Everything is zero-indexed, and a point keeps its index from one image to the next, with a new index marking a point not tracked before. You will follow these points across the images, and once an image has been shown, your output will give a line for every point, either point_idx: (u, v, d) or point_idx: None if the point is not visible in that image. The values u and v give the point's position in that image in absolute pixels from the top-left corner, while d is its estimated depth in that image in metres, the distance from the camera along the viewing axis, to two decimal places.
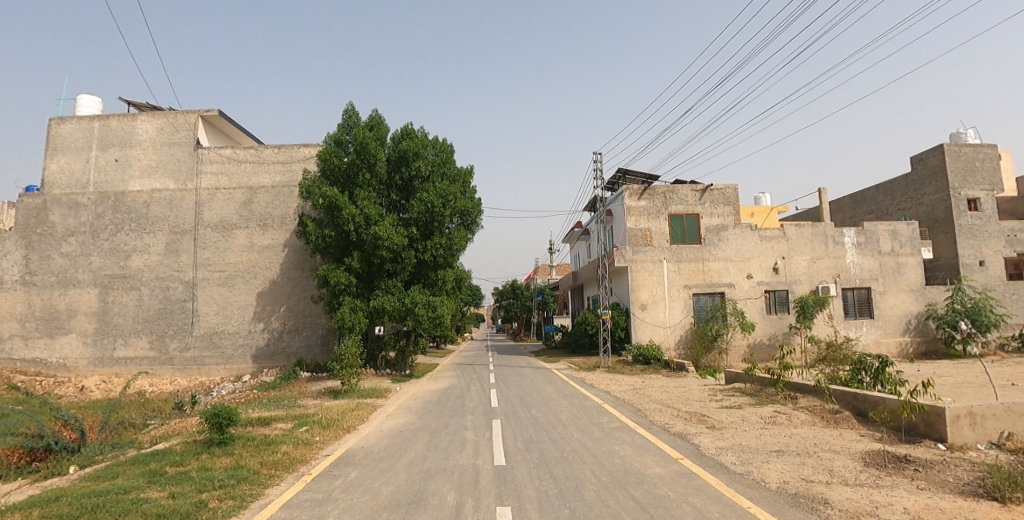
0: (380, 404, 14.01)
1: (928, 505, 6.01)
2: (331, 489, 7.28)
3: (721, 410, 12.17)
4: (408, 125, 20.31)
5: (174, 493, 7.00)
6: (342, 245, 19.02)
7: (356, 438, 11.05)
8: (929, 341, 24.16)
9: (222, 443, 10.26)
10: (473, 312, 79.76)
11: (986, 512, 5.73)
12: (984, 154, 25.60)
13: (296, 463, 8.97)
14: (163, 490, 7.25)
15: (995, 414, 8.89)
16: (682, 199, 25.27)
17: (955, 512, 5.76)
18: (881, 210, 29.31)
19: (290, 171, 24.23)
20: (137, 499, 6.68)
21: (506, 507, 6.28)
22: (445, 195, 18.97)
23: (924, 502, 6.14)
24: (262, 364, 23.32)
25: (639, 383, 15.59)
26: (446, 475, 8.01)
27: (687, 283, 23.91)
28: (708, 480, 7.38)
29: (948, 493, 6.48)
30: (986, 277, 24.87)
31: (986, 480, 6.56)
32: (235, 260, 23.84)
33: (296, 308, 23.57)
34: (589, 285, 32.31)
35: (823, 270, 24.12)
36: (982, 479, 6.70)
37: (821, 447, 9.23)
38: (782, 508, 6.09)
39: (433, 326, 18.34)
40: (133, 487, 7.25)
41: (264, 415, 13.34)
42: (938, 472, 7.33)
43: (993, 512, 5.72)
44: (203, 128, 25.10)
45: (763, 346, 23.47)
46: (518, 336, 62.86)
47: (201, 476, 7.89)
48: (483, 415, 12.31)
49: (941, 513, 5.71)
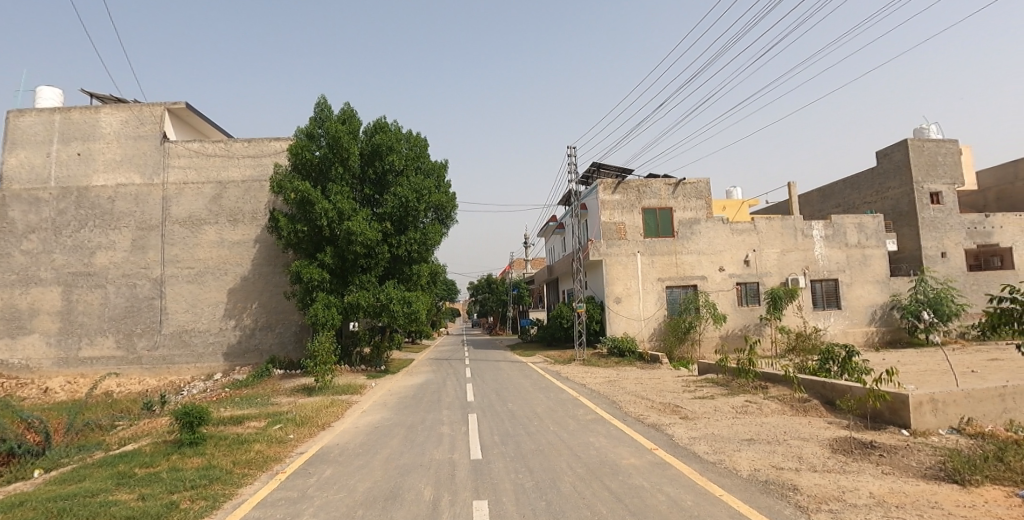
0: (355, 400, 13.88)
1: (893, 489, 6.19)
2: (305, 487, 7.20)
3: (694, 401, 12.34)
4: (381, 118, 20.00)
5: (143, 495, 6.85)
6: (314, 240, 18.70)
7: (332, 435, 10.95)
8: (895, 331, 24.82)
9: (193, 443, 10.06)
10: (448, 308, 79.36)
11: (948, 495, 5.92)
12: (946, 149, 26.46)
13: (269, 461, 8.86)
14: (132, 492, 7.08)
15: (956, 401, 9.24)
16: (655, 193, 25.00)
17: (918, 495, 5.94)
18: (848, 203, 30.02)
19: (261, 166, 23.71)
20: (105, 502, 6.51)
21: (482, 501, 6.30)
22: (419, 190, 18.80)
23: (889, 486, 6.33)
24: (233, 362, 22.89)
25: (613, 375, 15.69)
26: (422, 470, 7.98)
27: (660, 276, 24.19)
28: (681, 469, 7.50)
29: (911, 477, 6.69)
30: (948, 268, 25.66)
31: (947, 464, 6.81)
32: (205, 256, 23.32)
33: (268, 305, 23.17)
34: (564, 279, 32.60)
35: (792, 263, 24.65)
36: (944, 463, 6.93)
37: (790, 434, 9.47)
38: (753, 495, 6.21)
39: (409, 322, 18.24)
40: (101, 490, 7.08)
41: (236, 414, 13.10)
42: (902, 457, 7.57)
43: (954, 495, 5.92)
44: (169, 121, 24.49)
45: (733, 338, 23.91)
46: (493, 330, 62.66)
47: (172, 477, 7.74)
48: (459, 410, 12.30)
49: (904, 496, 5.89)
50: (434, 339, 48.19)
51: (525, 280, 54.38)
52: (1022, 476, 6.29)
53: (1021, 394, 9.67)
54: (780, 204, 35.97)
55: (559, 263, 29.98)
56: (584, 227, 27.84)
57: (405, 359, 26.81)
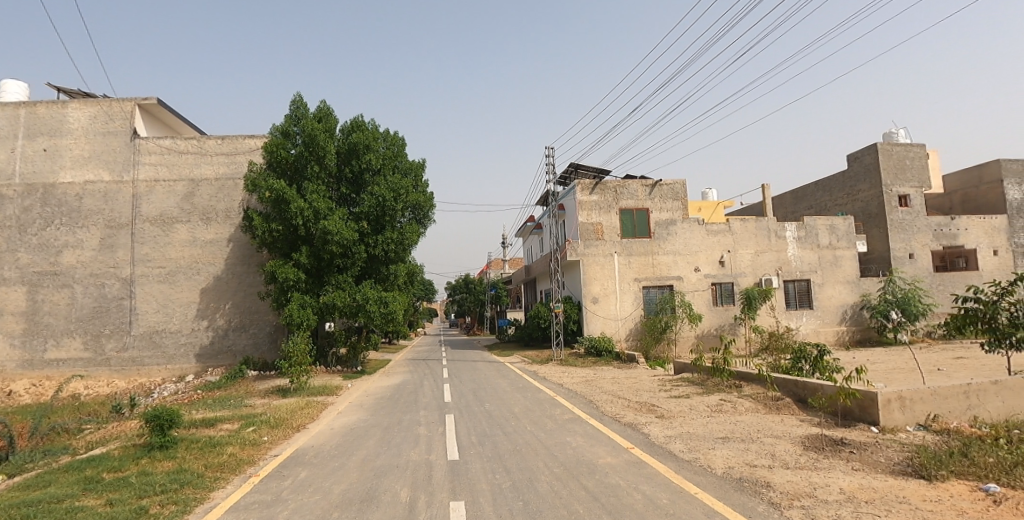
0: (331, 401, 13.73)
1: (862, 485, 6.33)
2: (279, 490, 7.09)
3: (669, 399, 12.48)
4: (358, 117, 19.80)
5: (111, 500, 6.67)
6: (290, 239, 18.45)
7: (307, 437, 10.80)
8: (864, 330, 25.42)
9: (164, 446, 9.83)
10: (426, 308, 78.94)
11: (915, 490, 6.08)
12: (914, 153, 27.20)
13: (242, 464, 8.72)
14: (100, 497, 6.89)
15: (922, 398, 9.51)
16: (632, 194, 25.10)
17: (887, 490, 6.09)
18: (820, 205, 30.66)
19: (234, 163, 23.29)
20: (70, 508, 6.33)
21: (460, 502, 6.27)
22: (396, 189, 18.66)
23: (859, 482, 6.47)
24: (205, 363, 22.47)
25: (590, 375, 15.76)
26: (399, 471, 7.92)
27: (637, 276, 24.36)
28: (657, 467, 7.57)
29: (880, 473, 6.85)
30: (915, 269, 26.37)
31: (914, 460, 6.99)
32: (177, 255, 22.83)
33: (242, 305, 22.79)
34: (541, 280, 32.75)
35: (766, 263, 25.08)
36: (911, 459, 7.12)
37: (763, 432, 9.63)
38: (727, 492, 6.29)
39: (386, 323, 18.12)
40: (67, 496, 6.88)
41: (209, 416, 12.85)
42: (871, 453, 7.75)
43: (920, 490, 6.08)
44: (140, 117, 23.93)
45: (708, 337, 24.25)
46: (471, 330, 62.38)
47: (142, 481, 7.55)
48: (437, 410, 12.24)
49: (874, 491, 6.03)
50: (412, 339, 47.89)
51: (503, 280, 54.40)
52: (984, 470, 6.50)
53: (984, 391, 9.98)
54: (755, 206, 36.57)
55: (537, 263, 30.03)
56: (562, 228, 27.96)
57: (381, 359, 26.61)
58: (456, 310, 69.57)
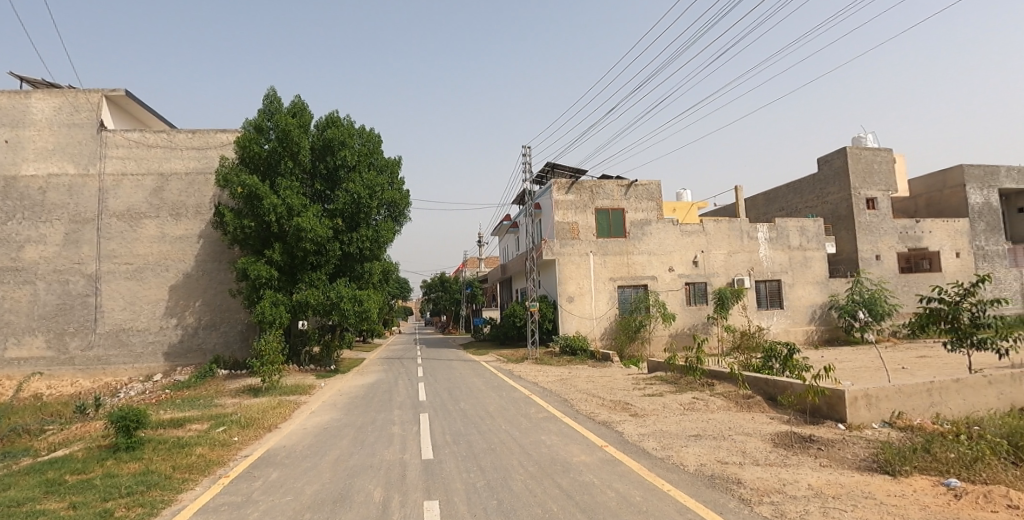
0: (304, 401, 13.54)
1: (830, 481, 6.47)
2: (250, 491, 6.96)
3: (643, 398, 12.61)
4: (333, 113, 19.57)
5: (74, 503, 6.47)
6: (262, 236, 18.14)
7: (278, 437, 10.63)
8: (832, 330, 26.02)
9: (130, 447, 9.56)
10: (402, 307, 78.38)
11: (880, 485, 6.24)
12: (881, 157, 27.98)
13: (212, 465, 8.53)
14: (62, 500, 6.68)
15: (887, 396, 9.76)
16: (608, 194, 25.57)
17: (854, 486, 6.24)
18: (791, 207, 31.31)
19: (205, 158, 22.83)
20: (31, 512, 6.12)
21: (434, 502, 6.24)
22: (371, 186, 18.48)
23: (827, 478, 6.62)
24: (174, 362, 21.99)
25: (565, 373, 15.83)
26: (372, 471, 7.85)
27: (612, 276, 24.52)
28: (631, 465, 7.63)
29: (847, 469, 7.02)
30: (882, 270, 27.08)
31: (879, 456, 7.19)
32: (145, 251, 22.27)
33: (212, 303, 22.34)
34: (517, 279, 32.75)
35: (738, 264, 25.51)
36: (876, 455, 7.32)
37: (735, 430, 9.78)
38: (700, 489, 6.37)
39: (360, 321, 17.97)
40: (26, 499, 6.64)
41: (177, 416, 12.56)
42: (838, 449, 7.94)
43: (885, 485, 6.24)
44: (107, 109, 23.30)
45: (682, 336, 24.55)
46: (446, 329, 62.14)
47: (106, 484, 7.34)
48: (411, 410, 12.17)
49: (841, 487, 6.17)
50: (387, 338, 47.48)
51: (479, 278, 54.29)
52: (945, 466, 6.72)
53: (946, 388, 10.32)
54: (728, 207, 37.14)
55: (513, 262, 30.06)
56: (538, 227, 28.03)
57: (355, 358, 26.35)
58: (433, 309, 69.16)
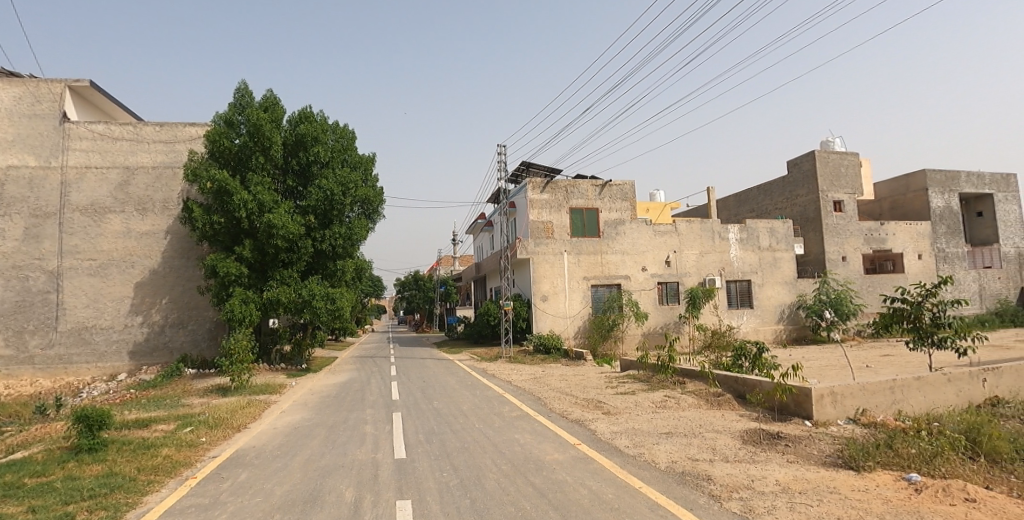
0: (274, 400, 13.32)
1: (796, 477, 6.62)
2: (218, 493, 6.83)
3: (616, 396, 12.74)
4: (306, 107, 19.30)
5: (33, 507, 6.25)
6: (232, 232, 17.80)
7: (247, 437, 10.44)
8: (800, 329, 26.65)
9: (92, 449, 9.28)
10: (375, 305, 77.72)
11: (844, 480, 6.41)
12: (848, 161, 28.75)
13: (178, 466, 8.34)
14: (20, 504, 6.45)
15: (852, 393, 10.04)
16: (582, 193, 25.91)
17: (819, 481, 6.40)
18: (761, 208, 31.95)
19: (173, 152, 22.32)
20: None
21: (406, 501, 6.21)
22: (345, 183, 18.30)
23: (793, 473, 6.78)
24: (139, 361, 21.46)
25: (538, 372, 15.90)
26: (344, 471, 7.78)
27: (586, 275, 24.68)
28: (603, 463, 7.71)
29: (813, 465, 7.20)
30: (847, 271, 27.82)
31: (844, 452, 7.39)
32: (109, 247, 21.63)
33: (180, 300, 21.86)
34: (492, 278, 32.77)
35: (709, 264, 25.93)
36: (840, 451, 7.52)
37: (704, 427, 9.94)
38: (671, 486, 6.46)
39: (332, 319, 17.80)
40: None
41: (142, 417, 12.25)
42: (805, 446, 8.14)
43: (849, 481, 6.41)
44: (70, 99, 22.59)
45: (654, 335, 24.84)
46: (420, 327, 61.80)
47: (67, 486, 7.12)
48: (384, 409, 12.09)
49: (806, 483, 6.32)
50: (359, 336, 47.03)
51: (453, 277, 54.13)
52: (906, 461, 6.95)
53: (907, 386, 10.66)
54: (700, 208, 37.74)
55: (488, 260, 30.06)
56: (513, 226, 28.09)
57: (327, 356, 26.08)
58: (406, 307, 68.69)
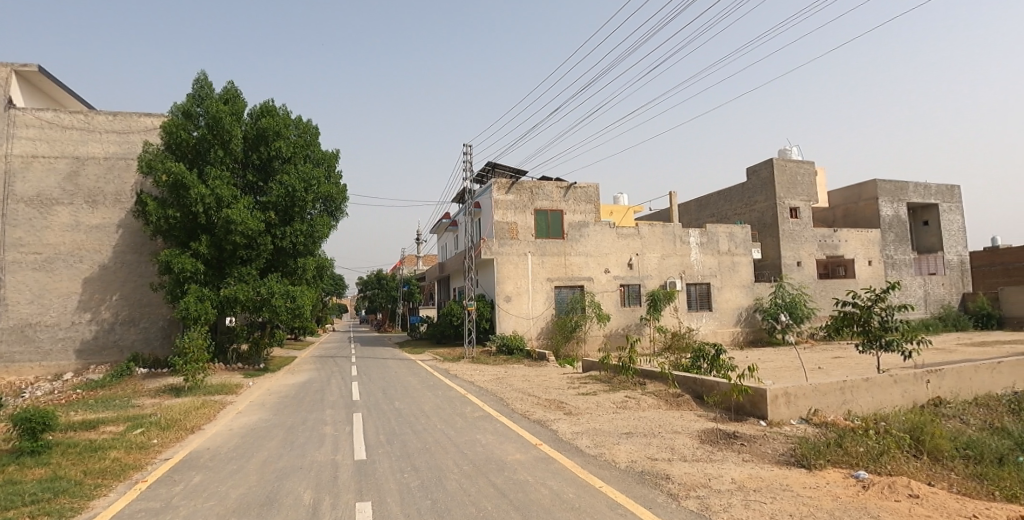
0: (230, 400, 13.00)
1: (751, 475, 6.83)
2: (169, 497, 6.63)
3: (577, 396, 12.89)
4: (268, 101, 18.91)
5: None
6: (188, 227, 17.27)
7: (202, 439, 10.15)
8: (756, 331, 27.44)
9: (35, 451, 8.86)
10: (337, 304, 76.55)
11: (797, 478, 6.65)
12: (805, 169, 29.80)
13: (128, 470, 8.06)
14: None
15: (805, 394, 10.41)
16: (547, 195, 26.24)
17: (772, 479, 6.61)
18: (721, 213, 32.80)
19: (127, 143, 21.61)
20: None
21: (366, 503, 6.15)
22: (307, 179, 18.02)
23: (748, 472, 6.99)
24: (86, 360, 20.64)
25: (501, 372, 15.93)
26: (302, 473, 7.65)
27: (550, 276, 24.83)
28: (564, 463, 7.80)
29: (767, 463, 7.43)
30: (802, 276, 28.77)
31: (796, 451, 7.67)
32: (56, 241, 20.68)
33: (132, 297, 21.17)
34: (455, 277, 32.66)
35: (671, 266, 26.47)
36: (793, 450, 7.80)
37: (664, 427, 10.14)
38: (630, 485, 6.58)
39: (292, 318, 17.50)
40: None
41: (89, 418, 11.76)
42: (759, 445, 8.40)
43: (800, 478, 6.65)
44: (16, 84, 21.56)
45: (615, 336, 25.19)
46: (383, 327, 61.10)
47: (7, 491, 6.79)
48: (344, 409, 11.92)
49: (761, 481, 6.52)
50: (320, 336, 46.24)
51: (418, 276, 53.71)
52: (855, 459, 7.25)
53: (856, 387, 11.11)
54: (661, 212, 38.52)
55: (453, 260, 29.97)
56: (478, 226, 28.10)
57: (284, 356, 25.54)
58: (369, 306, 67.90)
